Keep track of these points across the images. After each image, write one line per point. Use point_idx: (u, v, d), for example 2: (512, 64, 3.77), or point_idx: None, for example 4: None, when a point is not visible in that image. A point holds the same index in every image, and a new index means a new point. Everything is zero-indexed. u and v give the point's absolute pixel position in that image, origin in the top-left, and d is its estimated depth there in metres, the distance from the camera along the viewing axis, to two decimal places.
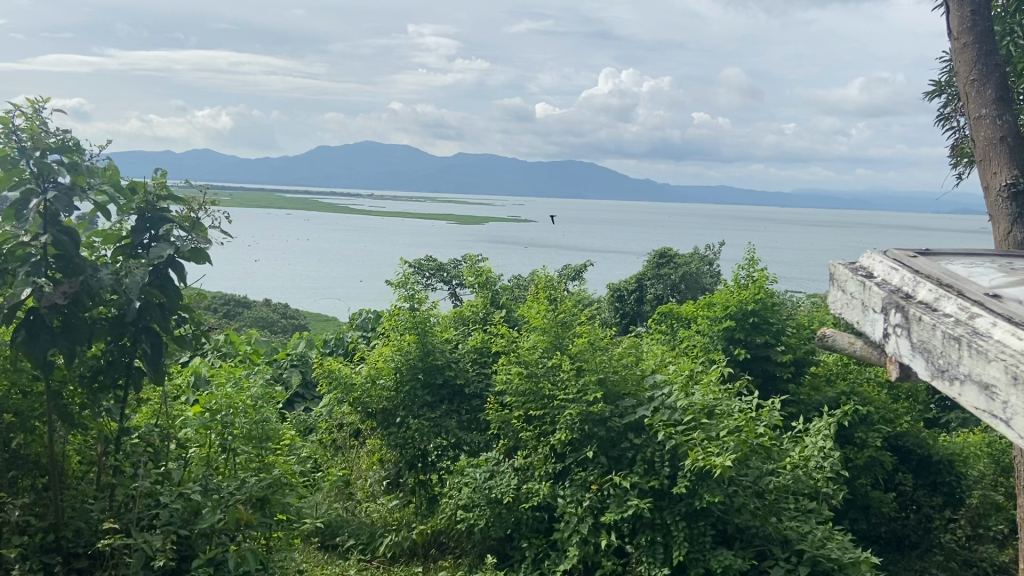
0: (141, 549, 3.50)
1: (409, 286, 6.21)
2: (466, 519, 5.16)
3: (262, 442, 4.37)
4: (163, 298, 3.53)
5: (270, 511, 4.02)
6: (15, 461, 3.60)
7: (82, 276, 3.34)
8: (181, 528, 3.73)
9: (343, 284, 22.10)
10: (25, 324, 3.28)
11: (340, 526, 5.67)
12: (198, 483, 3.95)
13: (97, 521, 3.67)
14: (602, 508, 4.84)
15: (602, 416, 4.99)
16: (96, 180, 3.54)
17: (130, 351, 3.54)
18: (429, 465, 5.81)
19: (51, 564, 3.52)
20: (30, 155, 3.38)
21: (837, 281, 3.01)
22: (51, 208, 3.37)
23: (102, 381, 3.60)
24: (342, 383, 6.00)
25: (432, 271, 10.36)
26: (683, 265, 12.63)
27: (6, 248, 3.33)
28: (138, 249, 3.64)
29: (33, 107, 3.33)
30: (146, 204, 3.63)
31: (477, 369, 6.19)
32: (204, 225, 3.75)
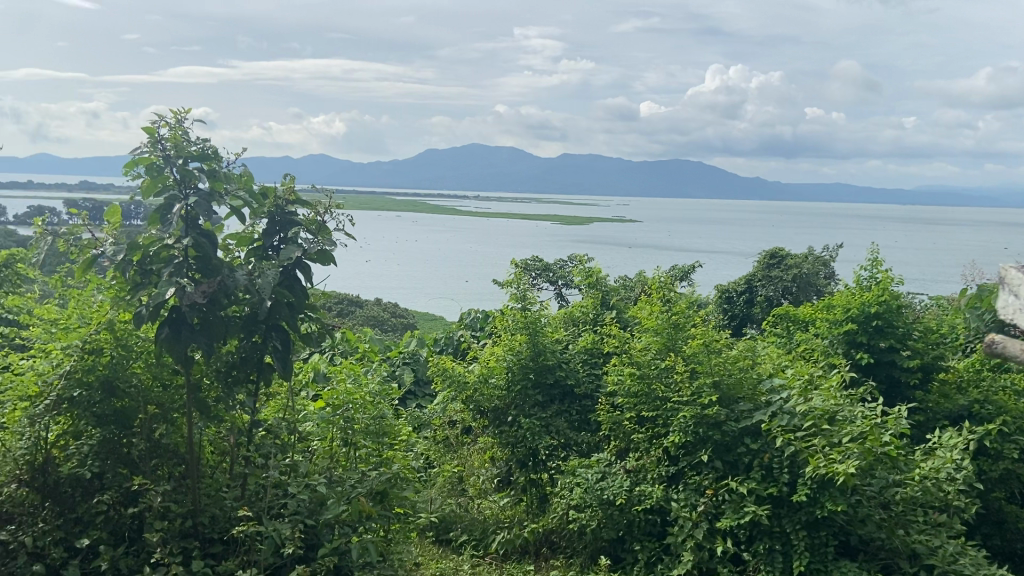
0: (270, 536, 3.65)
1: (522, 286, 6.26)
2: (578, 520, 5.17)
3: (380, 437, 4.47)
4: (292, 298, 3.70)
5: (388, 505, 4.12)
6: (157, 450, 3.82)
7: (220, 276, 3.52)
8: (308, 518, 3.88)
9: (448, 285, 22.60)
10: (168, 321, 3.48)
11: (453, 521, 5.81)
12: (323, 475, 4.10)
13: (231, 509, 3.85)
14: (717, 514, 4.75)
15: (717, 420, 4.90)
16: (233, 186, 3.74)
17: (261, 347, 3.76)
18: (540, 463, 5.85)
19: (190, 548, 3.68)
20: (174, 162, 3.61)
21: (1009, 286, 2.92)
22: (191, 212, 3.59)
23: (236, 375, 3.82)
24: (454, 381, 6.09)
25: (539, 271, 10.53)
26: (797, 265, 12.24)
27: (152, 250, 3.55)
28: (269, 250, 3.84)
29: (176, 117, 3.55)
30: (277, 208, 3.80)
31: (588, 369, 6.21)
32: (329, 229, 3.87)
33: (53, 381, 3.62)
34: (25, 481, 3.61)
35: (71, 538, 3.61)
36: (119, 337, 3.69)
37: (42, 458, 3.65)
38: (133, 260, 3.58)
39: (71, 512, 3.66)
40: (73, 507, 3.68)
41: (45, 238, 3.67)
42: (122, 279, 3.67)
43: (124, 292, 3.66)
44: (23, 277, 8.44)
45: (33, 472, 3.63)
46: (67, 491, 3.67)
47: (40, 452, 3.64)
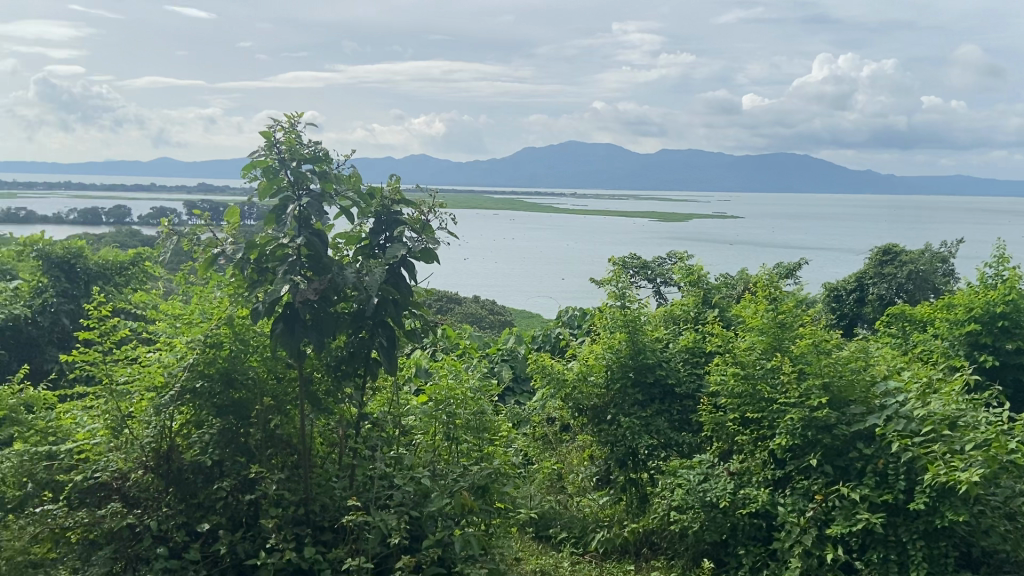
0: (378, 527, 3.75)
1: (621, 284, 6.18)
2: (680, 522, 5.05)
3: (480, 432, 4.56)
4: (397, 294, 3.79)
5: (489, 499, 4.17)
6: (272, 440, 3.99)
7: (330, 274, 3.65)
8: (413, 509, 3.95)
9: (544, 282, 22.67)
10: (283, 318, 3.63)
11: (552, 518, 5.85)
12: (427, 468, 4.20)
13: (340, 498, 3.96)
14: (827, 521, 4.58)
15: (828, 423, 4.71)
16: (343, 187, 3.85)
17: (368, 343, 3.86)
18: (640, 463, 5.79)
19: (303, 535, 3.83)
20: (288, 165, 3.74)
21: None
22: (304, 213, 3.71)
23: (345, 369, 3.97)
24: (553, 379, 6.09)
25: (637, 268, 10.42)
26: (912, 262, 11.65)
27: (268, 249, 3.69)
28: (376, 249, 3.93)
29: (290, 122, 3.69)
30: (383, 208, 3.91)
31: (689, 368, 6.11)
32: (433, 228, 3.94)
33: (178, 372, 3.84)
34: (151, 467, 3.81)
35: (193, 522, 3.78)
36: (237, 331, 3.88)
37: (166, 446, 3.85)
38: (251, 258, 3.73)
39: (193, 497, 3.82)
40: (195, 493, 3.83)
41: (170, 238, 3.87)
42: (240, 276, 3.85)
43: (241, 290, 3.86)
44: (148, 274, 9.00)
45: (158, 459, 3.82)
46: (189, 478, 3.82)
47: (165, 440, 3.84)
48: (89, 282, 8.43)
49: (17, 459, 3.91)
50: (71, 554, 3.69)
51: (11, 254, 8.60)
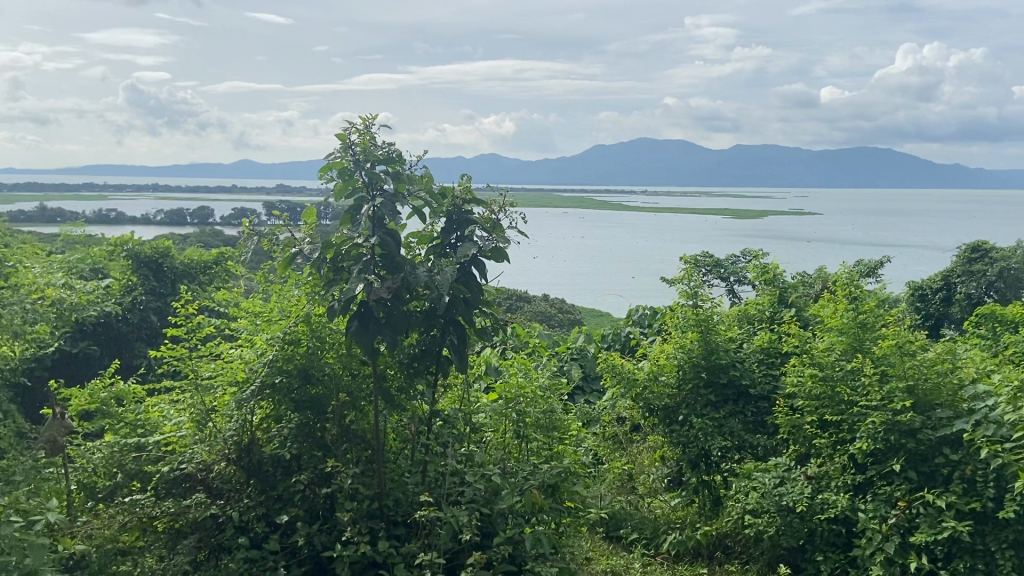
0: (450, 523, 3.77)
1: (693, 283, 6.10)
2: (755, 525, 4.97)
3: (551, 431, 4.51)
4: (468, 293, 3.81)
5: (560, 498, 4.18)
6: (346, 435, 4.06)
7: (403, 272, 3.70)
8: (483, 506, 3.96)
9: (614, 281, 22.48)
10: (358, 316, 3.70)
11: (623, 518, 5.80)
12: (497, 466, 4.20)
13: (413, 493, 4.02)
14: (910, 528, 4.41)
15: (912, 427, 4.55)
16: (415, 187, 3.88)
17: (439, 340, 3.89)
18: (713, 465, 5.66)
19: (377, 529, 3.89)
20: (363, 166, 3.78)
21: None
22: (378, 213, 3.76)
23: (417, 366, 3.99)
24: (624, 378, 6.04)
25: (710, 267, 10.25)
26: (1004, 259, 11.09)
27: (343, 248, 3.76)
28: (447, 249, 3.98)
29: (365, 124, 3.76)
30: (454, 207, 3.93)
31: (764, 369, 5.97)
32: (504, 227, 3.97)
33: (259, 368, 3.98)
34: (233, 460, 3.93)
35: (272, 513, 3.90)
36: (314, 329, 3.97)
37: (247, 439, 3.97)
38: (327, 258, 3.79)
39: (272, 490, 3.94)
40: (275, 485, 3.96)
41: (251, 238, 3.98)
42: (317, 276, 3.95)
43: (318, 288, 3.96)
44: (230, 273, 9.32)
45: (239, 451, 3.95)
46: (268, 470, 3.96)
47: (246, 433, 3.98)
48: (175, 280, 8.78)
49: (108, 450, 4.12)
50: (158, 542, 3.83)
51: (104, 253, 9.02)
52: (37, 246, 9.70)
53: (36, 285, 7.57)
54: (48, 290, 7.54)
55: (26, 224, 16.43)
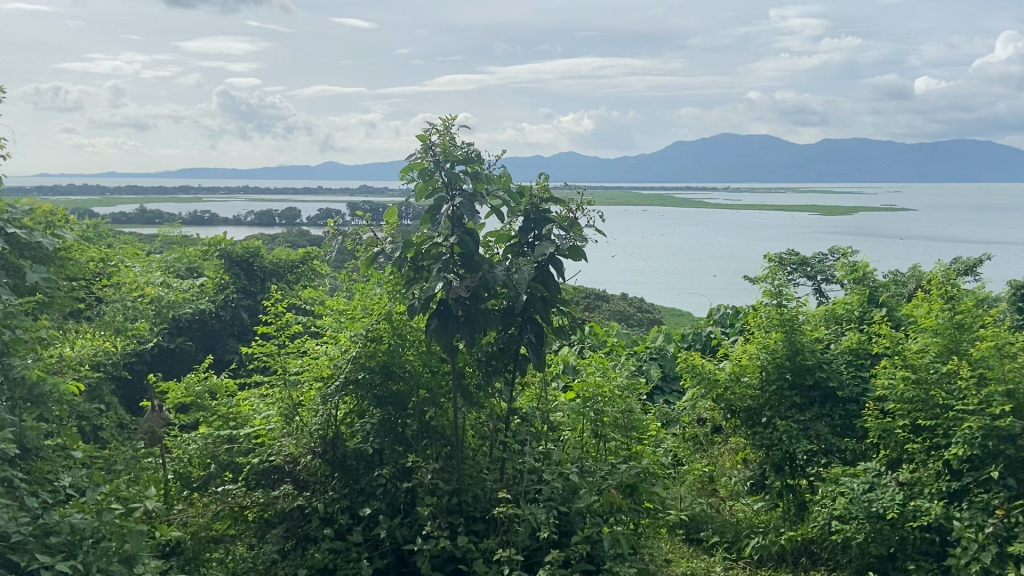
0: (528, 520, 3.74)
1: (777, 281, 5.96)
2: (843, 532, 4.74)
3: (629, 430, 4.51)
4: (546, 292, 3.81)
5: (638, 499, 4.13)
6: (426, 431, 4.13)
7: (481, 272, 3.75)
8: (562, 505, 3.95)
9: (696, 279, 22.11)
10: (437, 314, 3.74)
11: (704, 521, 5.71)
12: (575, 465, 4.19)
13: (491, 490, 4.04)
14: (1009, 538, 4.18)
15: (1011, 433, 4.33)
16: (494, 187, 3.94)
17: (517, 339, 3.92)
18: (799, 469, 5.49)
19: (456, 524, 3.93)
20: (443, 166, 3.84)
21: None
22: (457, 213, 3.81)
23: (495, 364, 4.05)
24: (704, 379, 5.94)
25: (795, 265, 9.97)
26: None
27: (424, 247, 3.84)
28: (525, 247, 3.98)
29: (445, 124, 3.81)
30: (532, 206, 3.94)
31: (853, 371, 5.77)
32: (581, 225, 3.94)
33: (343, 364, 4.09)
34: (319, 453, 4.07)
35: (356, 506, 3.99)
36: (396, 327, 4.05)
37: (332, 433, 4.10)
38: (407, 257, 3.87)
39: (356, 483, 4.04)
40: (358, 479, 4.06)
41: (335, 238, 4.07)
42: (397, 275, 4.01)
43: (400, 286, 4.05)
44: (316, 272, 9.61)
45: (324, 445, 4.08)
46: (352, 465, 4.08)
47: (331, 427, 4.12)
48: (264, 279, 9.11)
49: (203, 442, 4.32)
50: (248, 531, 4.01)
51: (199, 253, 9.43)
52: (138, 246, 10.22)
53: (137, 284, 7.98)
54: (147, 288, 7.95)
55: (128, 225, 17.33)
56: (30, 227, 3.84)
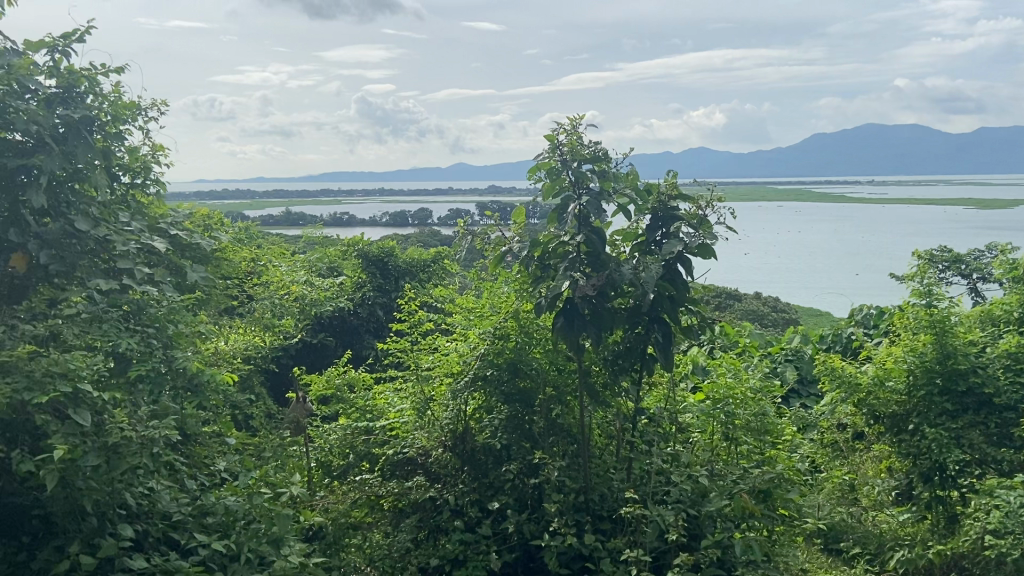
0: (656, 521, 3.70)
1: (927, 281, 5.60)
2: (996, 547, 4.36)
3: (762, 434, 4.35)
4: (673, 292, 3.76)
5: (773, 505, 3.97)
6: (553, 428, 4.20)
7: (607, 271, 3.74)
8: (690, 508, 3.88)
9: (836, 278, 21.09)
10: (564, 312, 3.76)
11: (844, 531, 5.50)
12: (705, 467, 4.10)
13: (618, 490, 4.01)
14: None
15: None
16: (621, 185, 3.91)
17: (644, 338, 3.87)
18: (950, 480, 5.13)
19: (583, 522, 3.90)
20: (570, 166, 3.86)
21: None
22: (584, 211, 3.81)
23: (621, 363, 4.02)
24: (845, 383, 5.67)
25: (947, 262, 9.33)
26: None
27: (550, 246, 3.88)
28: (652, 245, 3.94)
29: (572, 125, 3.83)
30: (659, 204, 3.90)
31: (1012, 377, 5.34)
32: (711, 223, 3.84)
33: (472, 361, 4.20)
34: (449, 447, 4.22)
35: (485, 500, 4.08)
36: (523, 325, 4.10)
37: (462, 427, 4.23)
38: (535, 256, 3.92)
39: (485, 477, 4.14)
40: (487, 473, 4.16)
41: (465, 238, 4.20)
42: (524, 273, 4.07)
43: (527, 285, 4.09)
44: (447, 271, 9.89)
45: (455, 439, 4.23)
46: (481, 459, 4.18)
47: (461, 422, 4.24)
48: (398, 278, 9.47)
49: (342, 433, 4.58)
50: (383, 520, 4.16)
51: (338, 253, 9.90)
52: (284, 247, 10.88)
53: (284, 282, 8.49)
54: (293, 286, 8.44)
55: (275, 228, 18.43)
56: (189, 229, 4.12)
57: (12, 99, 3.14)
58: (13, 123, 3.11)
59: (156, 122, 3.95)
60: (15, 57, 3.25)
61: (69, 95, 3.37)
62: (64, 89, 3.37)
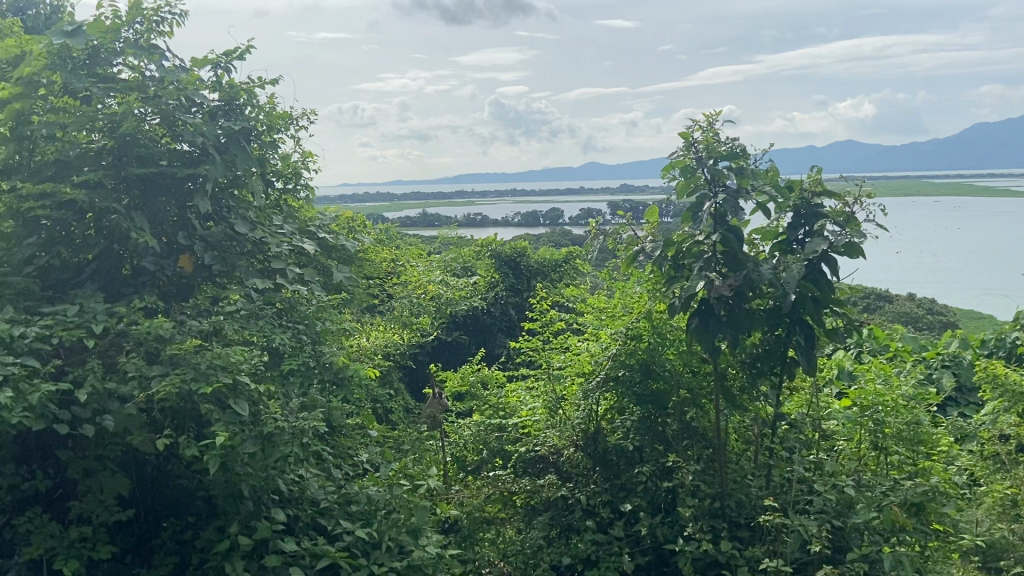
0: (797, 531, 3.52)
1: None
2: None
3: (916, 444, 4.06)
4: (817, 292, 3.58)
5: (926, 519, 3.69)
6: (687, 431, 4.12)
7: (745, 270, 3.62)
8: (836, 518, 3.68)
9: (1000, 278, 19.47)
10: (699, 313, 3.68)
11: (1006, 549, 4.76)
12: (851, 477, 3.89)
13: (756, 497, 3.86)
14: None
15: None
16: (759, 182, 3.78)
17: (785, 341, 3.72)
18: None
19: (718, 528, 3.78)
20: (705, 163, 3.77)
21: None
22: (720, 210, 3.66)
23: (760, 366, 3.87)
24: None
25: None
26: None
27: (684, 245, 3.78)
28: (794, 244, 3.77)
29: (708, 121, 3.74)
30: (803, 201, 3.74)
31: None
32: (860, 220, 3.64)
33: (604, 361, 4.17)
34: (581, 446, 4.25)
35: (617, 501, 4.04)
36: (655, 325, 4.04)
37: (593, 428, 4.26)
38: (668, 255, 3.84)
39: (617, 478, 4.12)
40: (619, 474, 4.13)
41: (597, 238, 4.21)
42: (658, 273, 3.99)
43: (660, 285, 3.99)
44: (578, 271, 9.91)
45: (586, 439, 4.26)
46: (613, 460, 4.17)
47: (592, 422, 4.26)
48: (530, 278, 9.58)
49: (476, 428, 4.71)
50: (516, 516, 4.26)
51: (472, 252, 10.11)
52: (421, 248, 11.25)
53: (421, 282, 8.79)
54: (430, 286, 8.72)
55: (414, 229, 19.10)
56: (335, 232, 4.35)
57: (181, 112, 3.41)
58: (180, 134, 3.37)
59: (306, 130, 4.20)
60: (183, 73, 3.54)
61: (230, 107, 3.63)
62: (225, 101, 3.62)
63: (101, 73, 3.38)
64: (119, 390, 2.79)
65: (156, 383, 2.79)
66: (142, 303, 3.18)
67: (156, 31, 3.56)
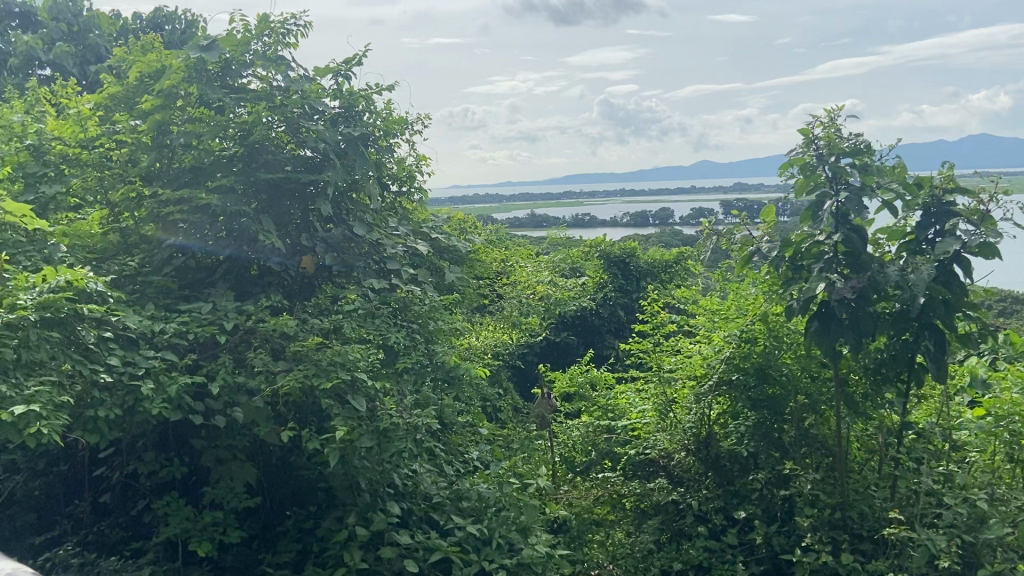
0: (925, 544, 3.29)
1: None
2: None
3: None
4: (949, 295, 3.38)
5: None
6: (805, 439, 3.91)
7: (869, 272, 3.46)
8: (966, 533, 3.41)
9: None
10: (819, 316, 3.55)
11: None
12: (984, 490, 3.55)
13: (880, 509, 3.65)
14: None
15: None
16: (885, 179, 3.59)
17: (913, 346, 3.52)
18: None
19: (839, 540, 3.61)
20: (827, 160, 3.61)
21: None
22: (843, 208, 3.52)
23: (885, 372, 3.68)
24: None
25: None
26: None
27: (803, 246, 3.63)
28: (923, 244, 3.56)
29: (830, 115, 3.57)
30: (932, 199, 3.52)
31: None
32: (996, 219, 3.41)
33: (718, 363, 4.07)
34: (692, 451, 4.14)
35: (730, 508, 3.96)
36: (772, 328, 3.91)
37: (706, 432, 4.12)
38: (785, 256, 3.68)
39: (730, 484, 4.02)
40: (733, 480, 4.03)
41: (710, 237, 4.11)
42: (775, 274, 3.83)
43: (776, 286, 3.86)
44: (689, 271, 9.72)
45: (698, 443, 4.13)
46: (727, 466, 4.05)
47: (704, 426, 4.13)
48: (640, 279, 9.48)
49: (585, 429, 4.71)
50: (626, 519, 4.20)
51: (582, 253, 10.09)
52: (531, 248, 11.33)
53: (530, 282, 8.86)
54: (538, 286, 8.77)
55: (522, 229, 19.27)
56: (447, 233, 4.46)
57: (305, 120, 3.58)
58: (305, 141, 3.56)
59: (422, 134, 4.33)
60: (308, 82, 3.70)
61: (350, 114, 3.77)
62: (346, 108, 3.78)
63: (231, 84, 3.62)
64: (248, 384, 2.95)
65: (282, 377, 2.94)
66: (269, 301, 3.36)
67: (282, 43, 3.74)
